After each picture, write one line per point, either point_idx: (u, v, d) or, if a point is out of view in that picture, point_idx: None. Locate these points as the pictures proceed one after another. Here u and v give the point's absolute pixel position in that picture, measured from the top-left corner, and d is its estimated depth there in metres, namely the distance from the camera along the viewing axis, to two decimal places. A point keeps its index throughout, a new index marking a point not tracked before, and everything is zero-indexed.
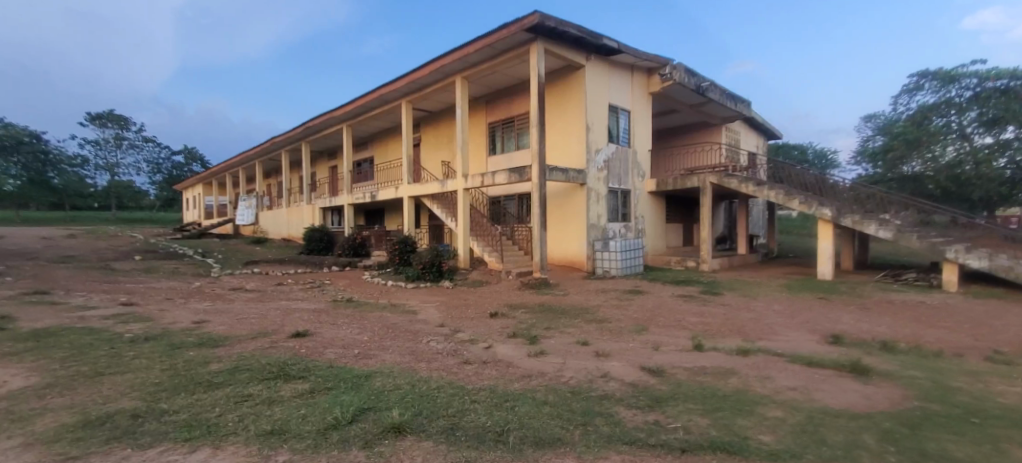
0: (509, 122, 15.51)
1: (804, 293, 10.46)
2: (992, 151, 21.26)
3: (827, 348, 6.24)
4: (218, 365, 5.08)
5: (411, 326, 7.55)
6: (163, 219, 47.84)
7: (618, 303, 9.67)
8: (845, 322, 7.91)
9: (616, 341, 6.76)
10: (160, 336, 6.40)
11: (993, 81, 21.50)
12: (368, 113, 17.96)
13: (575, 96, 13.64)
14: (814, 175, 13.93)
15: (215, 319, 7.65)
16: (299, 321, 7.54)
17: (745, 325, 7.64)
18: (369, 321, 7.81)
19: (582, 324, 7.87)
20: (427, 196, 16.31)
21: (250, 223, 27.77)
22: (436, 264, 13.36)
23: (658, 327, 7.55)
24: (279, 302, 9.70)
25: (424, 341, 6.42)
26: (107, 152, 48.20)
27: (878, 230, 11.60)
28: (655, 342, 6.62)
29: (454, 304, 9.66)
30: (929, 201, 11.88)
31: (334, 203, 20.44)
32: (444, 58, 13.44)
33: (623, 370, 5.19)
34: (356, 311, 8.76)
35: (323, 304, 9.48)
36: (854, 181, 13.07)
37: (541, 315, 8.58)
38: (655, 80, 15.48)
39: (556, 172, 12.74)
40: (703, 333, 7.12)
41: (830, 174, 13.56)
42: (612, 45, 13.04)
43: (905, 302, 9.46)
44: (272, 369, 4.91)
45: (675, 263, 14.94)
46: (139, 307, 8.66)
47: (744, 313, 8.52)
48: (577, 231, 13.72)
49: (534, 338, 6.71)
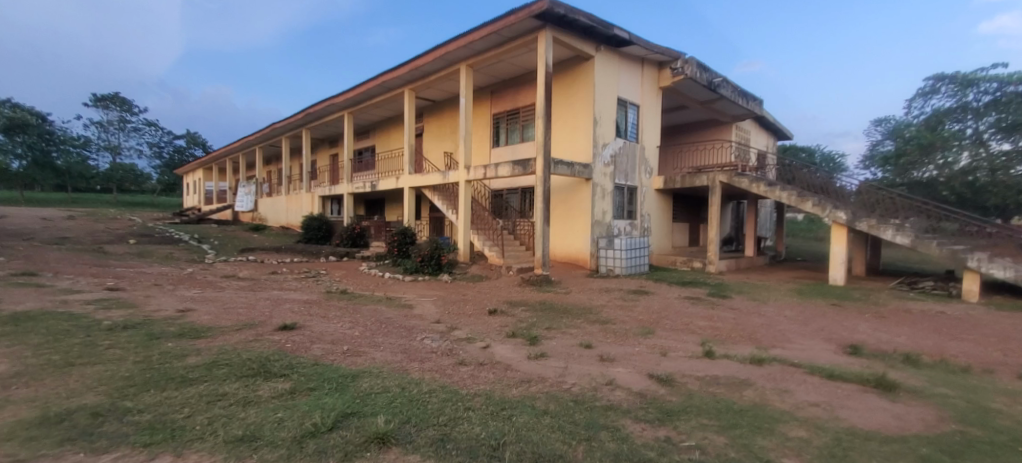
0: (514, 114, 15.10)
1: (816, 299, 10.07)
2: (1009, 159, 20.80)
3: (845, 359, 5.89)
4: (196, 359, 4.70)
5: (405, 322, 7.18)
6: (164, 203, 47.50)
7: (622, 303, 9.30)
8: (862, 331, 7.54)
9: (621, 344, 6.41)
10: (140, 324, 6.04)
11: (1013, 86, 20.94)
12: (371, 100, 17.55)
13: (584, 88, 13.21)
14: (822, 175, 13.54)
15: (201, 307, 7.29)
16: (288, 312, 7.18)
17: (756, 331, 7.27)
18: (362, 314, 7.46)
19: (585, 325, 7.50)
20: (428, 187, 15.94)
21: (249, 210, 27.43)
22: (435, 257, 13.02)
23: (666, 331, 7.18)
24: (271, 292, 9.36)
25: (419, 339, 6.07)
26: (110, 134, 47.84)
27: (895, 235, 11.22)
28: (662, 347, 6.27)
29: (452, 300, 9.29)
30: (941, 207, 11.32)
31: (333, 192, 20.07)
32: (449, 44, 13.00)
33: (630, 377, 4.83)
34: (350, 304, 8.39)
35: (316, 295, 9.13)
36: (862, 183, 12.71)
37: (542, 314, 8.23)
38: (665, 74, 15.05)
39: (561, 166, 12.34)
40: (713, 339, 6.75)
41: (838, 175, 13.17)
42: (624, 36, 12.62)
43: (923, 312, 9.08)
44: (252, 366, 4.52)
45: (681, 263, 14.54)
46: (125, 293, 8.30)
47: (755, 318, 8.16)
48: (581, 227, 13.33)
49: (535, 339, 6.34)
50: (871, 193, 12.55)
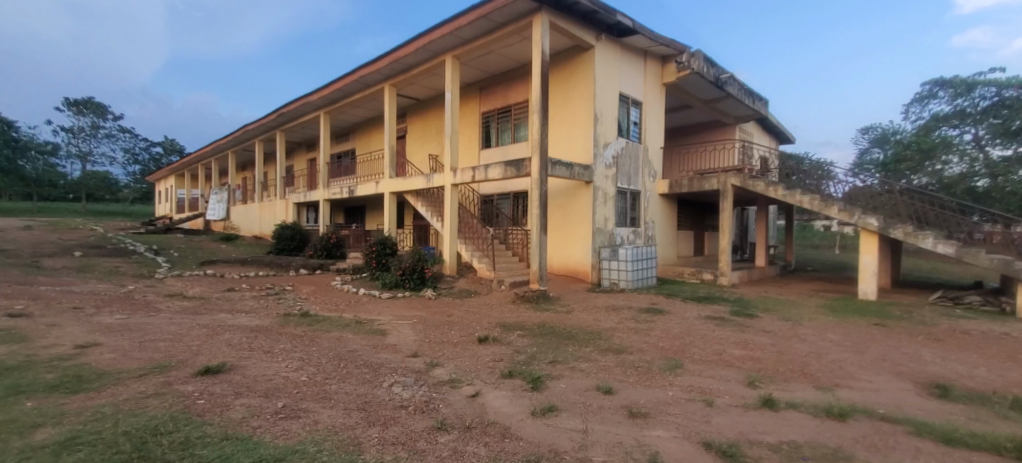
0: (505, 112, 13.79)
1: (854, 319, 8.69)
2: (1010, 164, 19.92)
3: (939, 408, 4.57)
4: (45, 437, 3.22)
5: (372, 357, 5.67)
6: (137, 212, 45.27)
7: (636, 325, 7.86)
8: (930, 362, 6.22)
9: (648, 386, 5.01)
10: (7, 372, 4.51)
11: (1013, 90, 20.01)
12: (348, 98, 16.07)
13: (583, 81, 11.92)
14: (812, 180, 12.31)
15: (111, 342, 5.75)
16: (223, 346, 5.65)
17: (808, 365, 5.89)
18: (320, 346, 5.96)
19: (595, 358, 6.05)
20: (411, 192, 14.44)
21: (220, 218, 25.58)
22: (418, 270, 11.59)
23: (698, 365, 5.81)
24: (216, 316, 7.80)
25: (385, 385, 4.56)
26: (81, 141, 45.35)
27: (937, 244, 10.02)
28: (702, 391, 4.87)
29: (433, 324, 7.79)
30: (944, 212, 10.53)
31: (308, 198, 18.48)
32: (433, 32, 11.60)
33: (678, 448, 3.43)
34: (307, 331, 6.83)
35: (269, 319, 7.58)
36: (853, 190, 11.63)
37: (543, 342, 6.77)
38: (670, 69, 13.82)
39: (559, 167, 10.98)
40: (760, 376, 5.39)
41: (826, 178, 12.05)
42: (627, 23, 11.40)
43: (984, 334, 7.75)
44: (122, 447, 3.03)
45: (689, 275, 13.23)
46: (25, 322, 6.70)
47: (798, 344, 6.83)
48: (581, 236, 11.97)
49: (538, 383, 4.85)
50: (863, 195, 11.49)
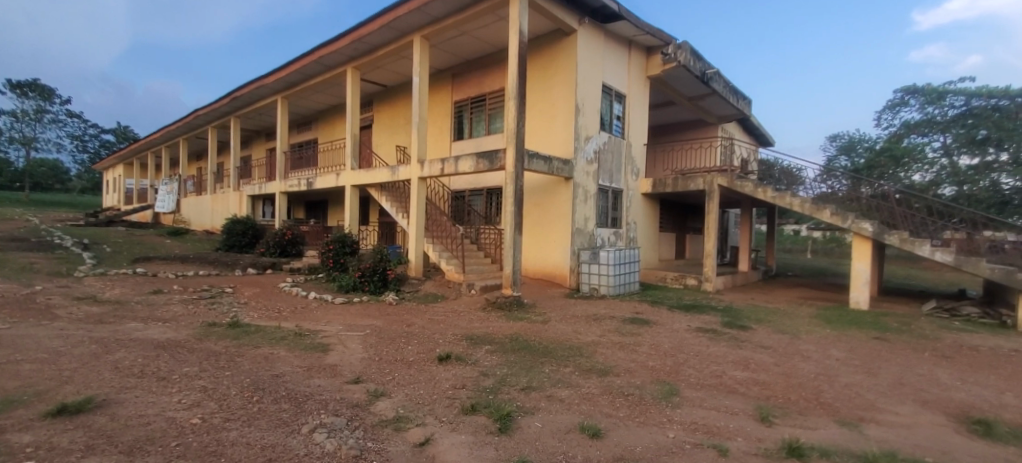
0: (480, 101, 12.74)
1: (853, 331, 7.98)
2: (975, 172, 19.85)
3: (994, 454, 3.74)
4: None
5: (302, 383, 4.54)
6: (86, 203, 42.33)
7: (621, 339, 6.93)
8: (952, 387, 5.45)
9: (643, 424, 4.04)
10: None
11: (982, 99, 19.90)
12: (307, 82, 14.68)
13: (564, 69, 10.96)
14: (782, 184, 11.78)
15: None
16: (109, 370, 4.44)
17: (822, 392, 5.05)
18: (240, 369, 4.81)
19: (577, 383, 5.05)
20: (375, 186, 13.21)
21: (170, 211, 23.64)
22: (379, 271, 10.43)
23: (697, 392, 4.89)
24: (125, 325, 6.50)
25: (305, 432, 3.43)
26: (24, 125, 41.91)
27: (934, 251, 9.49)
28: (709, 431, 3.94)
29: (388, 336, 6.68)
30: (916, 214, 10.02)
31: (263, 190, 16.96)
32: (400, 8, 10.43)
33: None
34: (229, 348, 5.61)
35: (188, 330, 6.34)
36: (820, 195, 11.07)
37: (513, 360, 5.77)
38: (655, 61, 13.01)
39: (537, 161, 9.98)
40: (772, 408, 4.52)
41: (797, 183, 11.50)
42: (613, 7, 10.52)
43: (993, 351, 7.09)
44: None
45: (672, 280, 12.46)
46: None
47: (803, 364, 6.03)
48: (559, 238, 11.03)
49: (507, 422, 3.83)
50: (832, 200, 10.98)
